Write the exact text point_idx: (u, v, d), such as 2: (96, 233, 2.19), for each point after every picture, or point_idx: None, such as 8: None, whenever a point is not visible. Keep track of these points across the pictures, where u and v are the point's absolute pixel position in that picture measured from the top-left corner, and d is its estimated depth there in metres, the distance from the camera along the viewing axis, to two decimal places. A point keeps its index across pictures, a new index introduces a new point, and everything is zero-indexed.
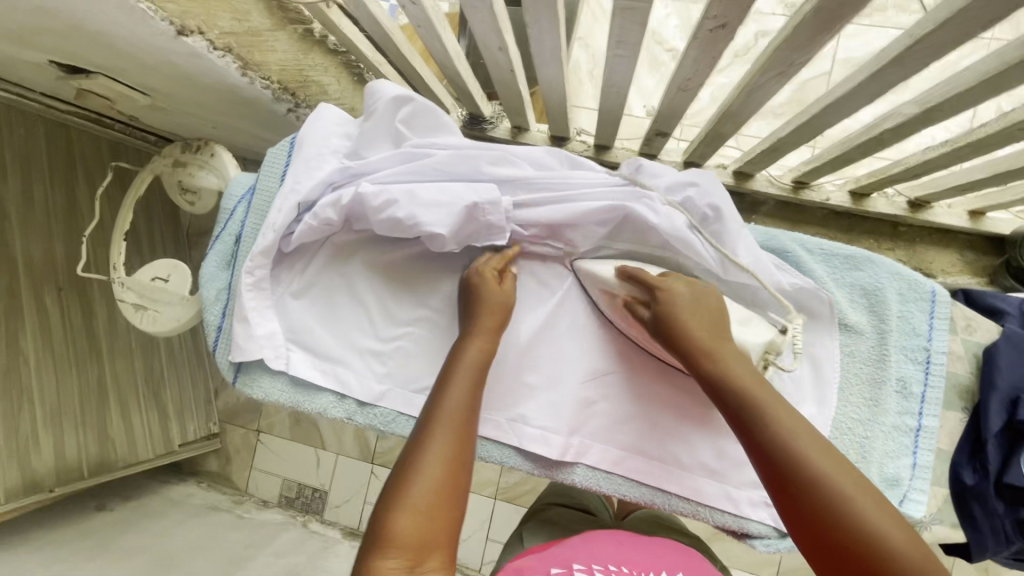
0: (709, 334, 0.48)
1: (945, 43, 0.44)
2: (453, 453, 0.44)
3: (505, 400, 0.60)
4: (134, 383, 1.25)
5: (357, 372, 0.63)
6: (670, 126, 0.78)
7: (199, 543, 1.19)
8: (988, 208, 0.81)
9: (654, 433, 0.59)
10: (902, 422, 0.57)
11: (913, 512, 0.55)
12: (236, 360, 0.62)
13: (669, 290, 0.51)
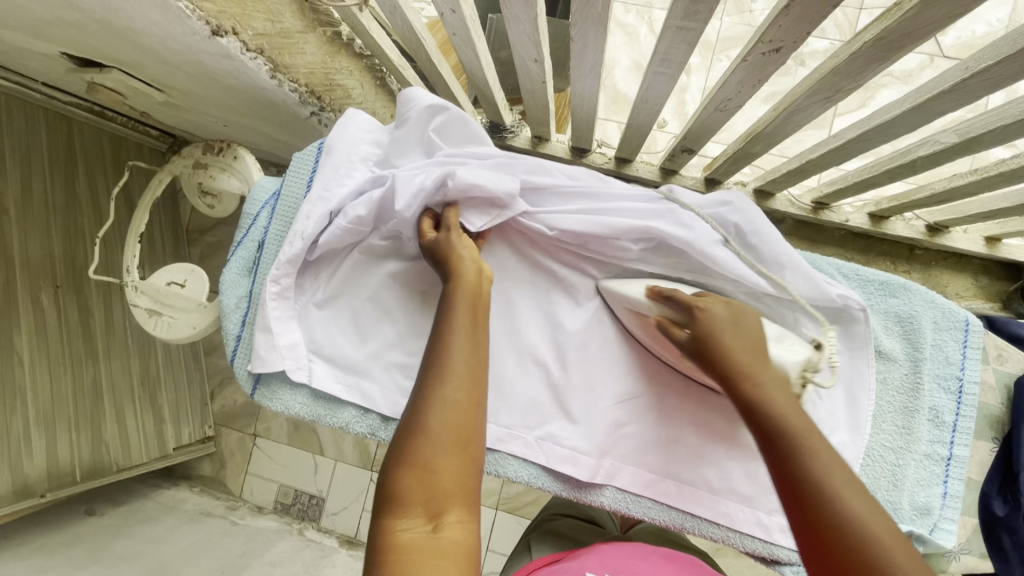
0: (751, 359, 0.46)
1: (1002, 76, 0.44)
2: (459, 405, 0.41)
3: (536, 418, 0.59)
4: (130, 384, 1.21)
5: (381, 386, 0.61)
6: (698, 144, 0.78)
7: (194, 552, 1.16)
8: (1005, 235, 0.82)
9: (688, 457, 0.58)
10: (934, 451, 0.57)
11: (944, 541, 0.55)
12: (256, 371, 0.60)
13: (708, 311, 0.49)
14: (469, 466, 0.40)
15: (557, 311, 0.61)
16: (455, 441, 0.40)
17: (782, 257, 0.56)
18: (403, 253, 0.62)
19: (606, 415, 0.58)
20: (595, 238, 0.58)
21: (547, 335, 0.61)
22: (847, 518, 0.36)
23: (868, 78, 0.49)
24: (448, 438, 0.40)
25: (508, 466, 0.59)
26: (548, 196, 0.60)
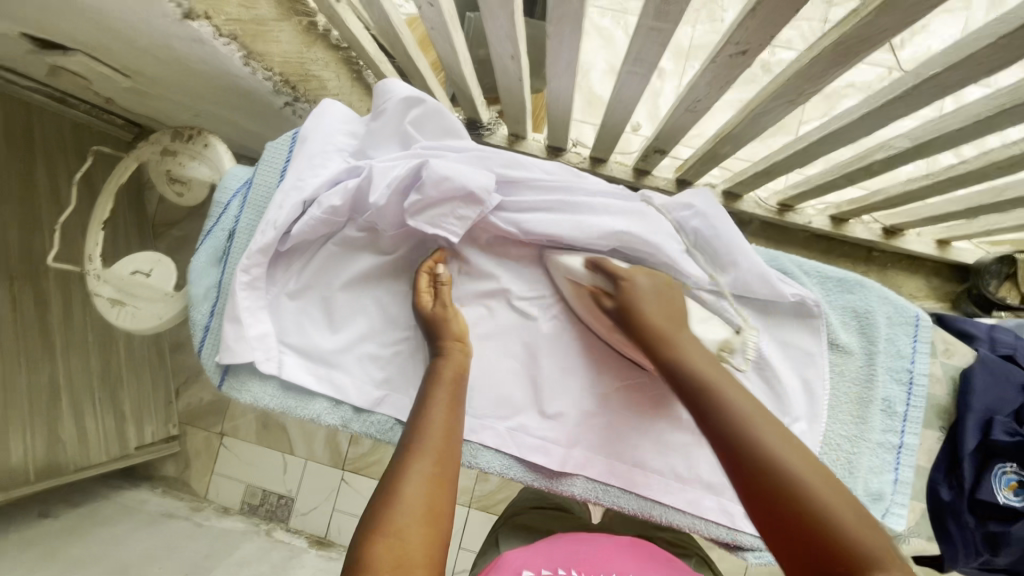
0: (669, 326, 0.51)
1: (949, 84, 0.47)
2: (433, 475, 0.44)
3: (508, 408, 0.60)
4: (89, 381, 1.17)
5: (354, 376, 0.61)
6: (670, 145, 0.80)
7: (155, 555, 1.13)
8: (955, 237, 0.87)
9: (657, 446, 0.59)
10: (886, 439, 0.59)
11: (895, 525, 0.58)
12: (224, 362, 0.59)
13: (631, 280, 0.53)
14: (437, 539, 0.41)
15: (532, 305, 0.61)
16: (426, 510, 0.42)
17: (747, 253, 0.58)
18: (378, 245, 0.62)
19: (579, 407, 0.59)
20: (570, 234, 0.59)
21: (522, 329, 0.61)
22: (771, 457, 0.39)
23: (827, 83, 0.52)
24: (420, 508, 0.42)
25: (481, 456, 0.59)
26: (524, 189, 0.60)
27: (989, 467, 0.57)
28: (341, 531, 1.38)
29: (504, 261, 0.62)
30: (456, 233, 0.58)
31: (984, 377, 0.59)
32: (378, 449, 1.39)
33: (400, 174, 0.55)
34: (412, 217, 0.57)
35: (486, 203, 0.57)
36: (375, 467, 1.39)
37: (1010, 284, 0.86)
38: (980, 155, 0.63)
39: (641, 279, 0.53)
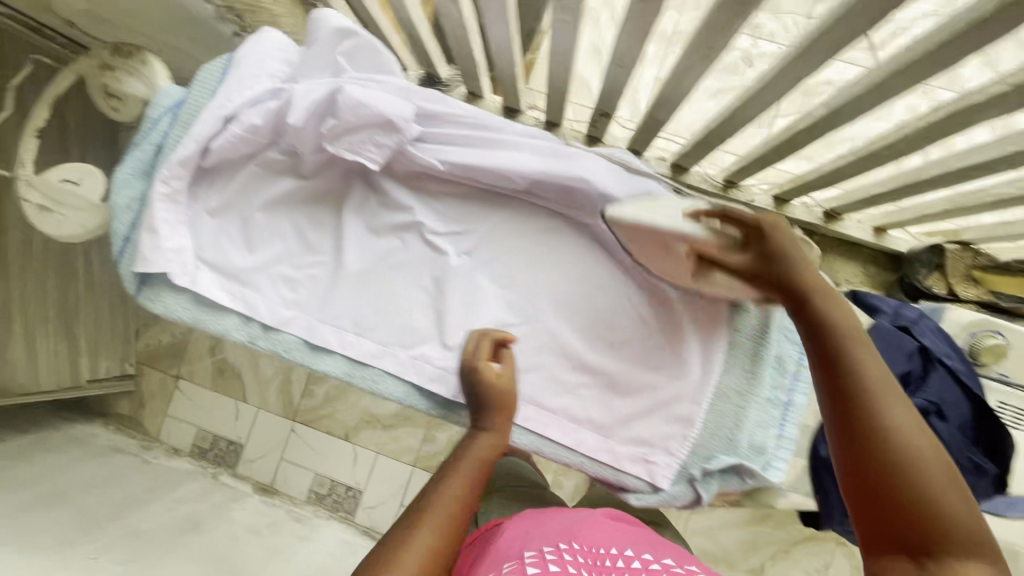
0: (812, 277, 0.48)
1: (836, 43, 0.48)
2: (442, 545, 0.41)
3: (411, 337, 0.62)
4: (45, 310, 1.18)
5: (265, 296, 0.63)
6: (611, 109, 0.82)
7: (99, 484, 1.17)
8: (891, 224, 0.89)
9: (554, 385, 0.62)
10: (775, 395, 0.62)
11: (775, 477, 0.60)
12: (140, 271, 0.61)
13: (774, 229, 0.50)
14: None
15: (445, 242, 0.63)
16: None
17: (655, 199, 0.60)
18: (299, 170, 0.63)
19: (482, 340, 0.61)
20: (481, 168, 0.60)
21: (432, 263, 0.63)
22: (902, 445, 0.38)
23: (732, 36, 0.53)
24: None
25: (383, 381, 0.62)
26: (445, 122, 0.61)
27: None
28: (286, 481, 1.42)
29: (422, 196, 0.64)
30: (375, 160, 0.59)
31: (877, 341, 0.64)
32: (330, 403, 1.43)
33: (318, 95, 0.56)
34: (331, 141, 0.58)
35: (405, 131, 0.58)
36: (325, 421, 1.43)
37: (938, 275, 0.87)
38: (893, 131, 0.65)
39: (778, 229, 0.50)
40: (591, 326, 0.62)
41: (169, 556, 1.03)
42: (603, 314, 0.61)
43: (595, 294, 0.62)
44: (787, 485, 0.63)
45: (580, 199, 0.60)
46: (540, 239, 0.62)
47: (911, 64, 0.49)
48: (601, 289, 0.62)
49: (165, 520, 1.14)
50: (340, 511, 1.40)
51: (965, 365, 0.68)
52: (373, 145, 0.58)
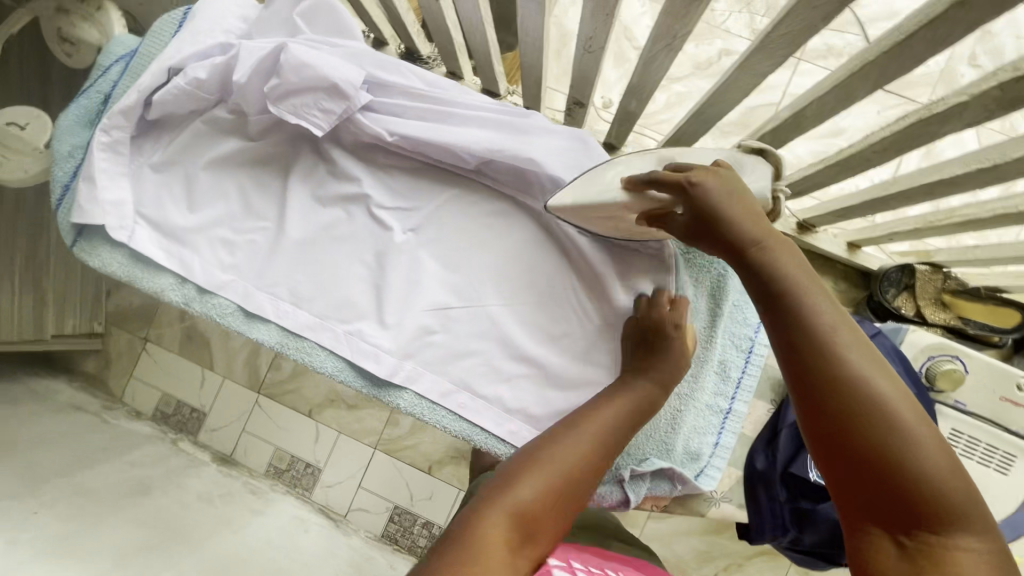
0: (755, 232, 0.48)
1: (796, 32, 0.50)
2: (564, 481, 0.47)
3: (347, 312, 0.60)
4: (11, 261, 1.14)
5: (203, 258, 0.61)
6: (585, 97, 0.82)
7: (53, 439, 1.17)
8: (863, 240, 0.92)
9: (492, 370, 0.60)
10: (714, 402, 0.62)
11: (707, 485, 0.62)
12: (76, 221, 0.59)
13: (701, 187, 0.49)
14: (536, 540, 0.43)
15: (395, 218, 0.62)
16: (543, 509, 0.45)
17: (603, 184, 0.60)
18: (246, 131, 0.62)
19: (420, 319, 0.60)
20: (432, 142, 0.59)
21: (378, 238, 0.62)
22: (875, 407, 0.39)
23: (696, 23, 0.53)
24: (540, 503, 0.45)
25: (316, 355, 0.60)
26: (399, 93, 0.60)
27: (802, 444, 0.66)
28: (247, 452, 1.41)
29: (374, 167, 0.63)
30: (321, 126, 0.59)
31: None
32: (297, 377, 1.41)
33: (262, 54, 0.54)
34: (274, 102, 0.57)
35: (353, 99, 0.57)
36: (290, 395, 1.42)
37: (906, 295, 0.91)
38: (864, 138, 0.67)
39: (712, 183, 0.49)
40: (532, 313, 0.61)
41: (110, 518, 1.02)
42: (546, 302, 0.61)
43: (539, 279, 0.62)
44: (721, 493, 0.70)
45: (525, 178, 0.61)
46: (487, 220, 0.63)
47: (868, 65, 0.52)
48: (543, 276, 0.61)
49: (117, 480, 1.13)
50: (298, 487, 1.40)
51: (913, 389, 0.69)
52: (320, 108, 0.57)
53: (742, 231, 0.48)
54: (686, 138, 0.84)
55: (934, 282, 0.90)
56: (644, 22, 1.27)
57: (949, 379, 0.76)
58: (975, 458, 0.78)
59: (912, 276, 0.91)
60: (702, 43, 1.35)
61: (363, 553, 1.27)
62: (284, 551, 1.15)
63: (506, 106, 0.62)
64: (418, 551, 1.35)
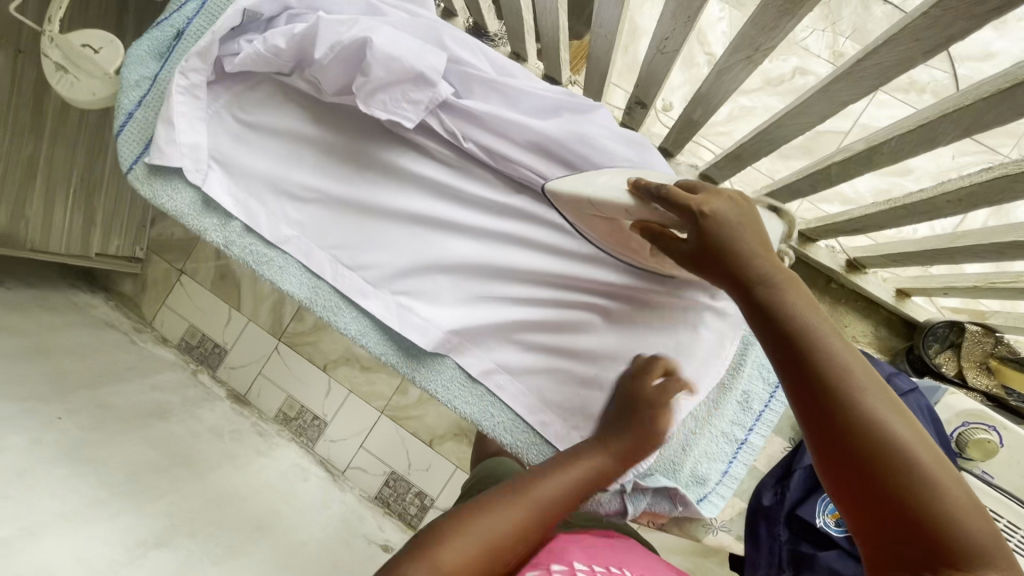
0: (765, 259, 0.46)
1: (891, 64, 0.47)
2: (512, 523, 0.47)
3: (401, 282, 0.62)
4: (68, 176, 1.20)
5: (268, 209, 0.63)
6: (649, 97, 0.79)
7: (84, 351, 1.23)
8: (915, 290, 0.88)
9: (508, 359, 0.63)
10: (732, 428, 0.62)
11: (708, 513, 0.61)
12: (152, 160, 0.61)
13: (713, 212, 0.46)
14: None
15: (451, 218, 0.61)
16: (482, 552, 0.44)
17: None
18: (319, 99, 0.61)
19: (459, 317, 0.61)
20: (499, 131, 0.58)
21: (430, 233, 0.61)
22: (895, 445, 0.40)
23: (782, 38, 0.50)
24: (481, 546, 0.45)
25: (341, 316, 0.63)
26: (474, 83, 0.58)
27: (814, 487, 0.65)
28: (259, 395, 1.46)
29: (437, 161, 0.61)
30: (410, 119, 0.57)
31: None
32: (317, 331, 1.44)
33: (344, 41, 0.53)
34: (363, 99, 0.56)
35: (437, 88, 0.55)
36: (308, 347, 1.45)
37: (949, 353, 0.87)
38: (937, 186, 0.63)
39: (723, 208, 0.46)
40: (567, 321, 0.60)
41: (125, 436, 1.06)
42: (578, 307, 0.60)
43: (585, 282, 0.60)
44: (720, 522, 0.72)
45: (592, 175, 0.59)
46: (544, 217, 0.60)
47: (962, 109, 0.48)
48: (580, 283, 0.60)
49: (136, 401, 1.18)
50: (302, 437, 1.44)
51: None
52: (405, 101, 0.56)
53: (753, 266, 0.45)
54: (746, 156, 0.81)
55: (983, 345, 0.85)
56: (720, 29, 1.22)
57: (980, 447, 0.72)
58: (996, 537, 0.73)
59: (960, 335, 0.87)
60: (778, 58, 1.30)
61: (354, 510, 1.30)
62: (280, 495, 1.19)
63: (573, 96, 0.59)
64: (406, 519, 1.37)
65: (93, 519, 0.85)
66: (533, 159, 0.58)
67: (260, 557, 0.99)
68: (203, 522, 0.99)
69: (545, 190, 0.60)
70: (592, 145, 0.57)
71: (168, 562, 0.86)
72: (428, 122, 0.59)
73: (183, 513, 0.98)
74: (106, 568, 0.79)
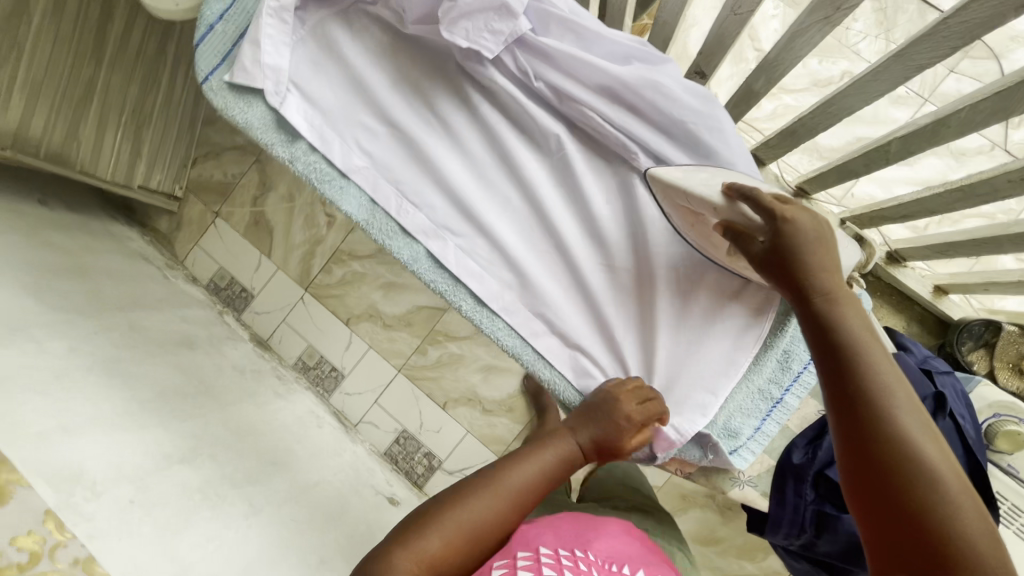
0: (827, 279, 0.53)
1: (983, 19, 0.51)
2: (488, 513, 0.54)
3: (460, 222, 0.67)
4: (121, 106, 1.23)
5: (341, 137, 0.67)
6: (712, 65, 0.82)
7: (121, 277, 1.26)
8: (952, 286, 0.91)
9: (553, 302, 0.68)
10: (769, 386, 0.67)
11: (738, 463, 0.68)
12: (233, 76, 0.64)
13: (793, 222, 0.52)
14: (449, 558, 0.51)
15: (512, 158, 0.66)
16: (460, 538, 0.52)
17: (728, 142, 0.62)
18: (400, 29, 0.65)
19: (509, 250, 0.67)
20: (569, 74, 0.62)
21: (494, 172, 0.67)
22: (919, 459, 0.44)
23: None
24: (458, 533, 0.52)
25: (395, 243, 0.68)
26: (552, 22, 0.60)
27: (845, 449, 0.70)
28: (281, 341, 1.49)
29: (502, 101, 0.65)
30: (489, 49, 0.60)
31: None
32: (343, 285, 1.46)
33: None
34: (447, 26, 0.59)
35: (518, 22, 0.58)
36: (333, 300, 1.47)
37: (982, 352, 0.90)
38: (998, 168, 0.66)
39: (803, 223, 0.53)
40: (607, 273, 0.67)
41: (154, 359, 1.09)
42: (619, 258, 0.67)
43: (623, 235, 0.66)
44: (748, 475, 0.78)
45: (656, 125, 0.62)
46: (596, 165, 0.66)
47: None
48: (621, 233, 0.66)
49: (166, 329, 1.21)
50: (319, 386, 1.46)
51: (974, 431, 0.71)
52: (488, 30, 0.59)
53: (817, 277, 0.52)
54: (800, 131, 0.83)
55: (1019, 346, 0.86)
56: (773, 26, 1.22)
57: (1010, 439, 0.77)
58: (1012, 528, 0.78)
59: (995, 335, 0.89)
60: (828, 60, 1.30)
61: (364, 461, 1.33)
62: (295, 436, 1.22)
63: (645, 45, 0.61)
64: (412, 477, 1.40)
65: (122, 428, 0.87)
66: (601, 104, 0.62)
67: (273, 489, 1.01)
68: (223, 448, 1.01)
69: (607, 136, 0.63)
70: (661, 93, 0.60)
71: (189, 478, 0.88)
72: (503, 59, 0.63)
73: (205, 436, 1.00)
74: (133, 474, 0.82)
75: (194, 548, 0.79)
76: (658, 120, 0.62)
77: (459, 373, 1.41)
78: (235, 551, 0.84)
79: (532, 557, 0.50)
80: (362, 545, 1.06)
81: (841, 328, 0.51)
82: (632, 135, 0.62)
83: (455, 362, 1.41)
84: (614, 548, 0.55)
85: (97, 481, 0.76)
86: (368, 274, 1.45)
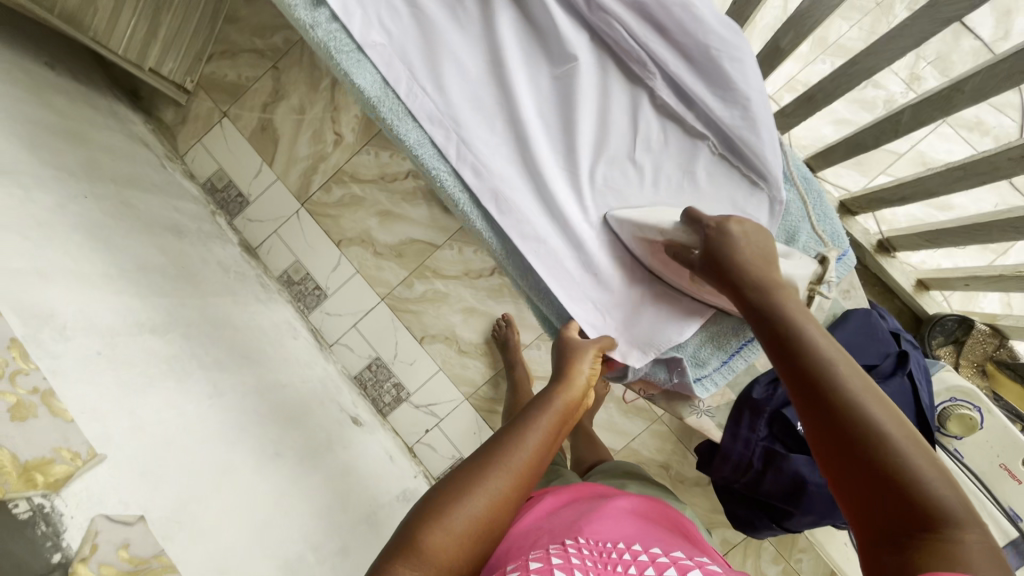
0: (763, 269, 0.59)
1: None
2: (505, 493, 0.55)
3: (463, 121, 0.70)
4: None
5: (364, 10, 0.67)
6: (743, 18, 0.85)
7: (118, 153, 1.24)
8: (936, 282, 1.02)
9: (541, 213, 0.73)
10: (740, 330, 0.76)
11: (698, 391, 0.79)
12: None
13: (728, 227, 0.60)
14: (476, 545, 0.53)
15: (530, 60, 0.69)
16: (481, 524, 0.53)
17: (747, 74, 0.63)
18: None
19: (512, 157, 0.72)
20: None
21: (510, 72, 0.68)
22: (871, 422, 0.46)
23: None
24: (477, 518, 0.53)
25: (402, 125, 0.70)
26: None
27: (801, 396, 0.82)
28: (270, 252, 1.48)
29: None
30: None
31: (852, 324, 0.80)
32: (341, 206, 1.45)
33: None
34: None
35: None
36: (328, 220, 1.46)
37: (950, 347, 1.02)
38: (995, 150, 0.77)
39: (735, 230, 0.60)
40: (592, 194, 0.73)
41: (138, 236, 1.07)
42: (607, 183, 0.73)
43: (614, 155, 0.72)
44: (705, 407, 0.89)
45: (682, 46, 0.64)
46: (605, 82, 0.69)
47: None
48: (614, 149, 0.71)
49: (158, 213, 1.20)
50: (300, 302, 1.46)
51: (929, 397, 0.79)
52: None
53: (755, 273, 0.59)
54: (819, 97, 0.93)
55: (986, 347, 0.98)
56: None
57: (961, 422, 0.87)
58: None
59: (966, 333, 1.00)
60: None
61: (333, 380, 1.34)
62: (269, 339, 1.22)
63: None
64: (379, 405, 1.42)
65: (98, 286, 0.87)
66: (630, 17, 0.63)
67: (240, 380, 1.02)
68: (197, 332, 1.01)
69: (627, 51, 0.66)
70: (690, 13, 0.61)
71: (159, 348, 0.89)
72: None
73: (180, 317, 1.00)
74: (105, 329, 0.81)
75: (153, 410, 0.79)
76: (682, 41, 0.63)
77: (441, 311, 1.41)
78: (195, 423, 0.85)
79: (522, 563, 0.52)
80: (319, 451, 1.08)
81: (789, 315, 0.55)
82: (649, 55, 0.65)
83: (439, 300, 1.42)
84: (610, 530, 0.58)
85: (66, 326, 0.75)
86: (367, 199, 1.44)
